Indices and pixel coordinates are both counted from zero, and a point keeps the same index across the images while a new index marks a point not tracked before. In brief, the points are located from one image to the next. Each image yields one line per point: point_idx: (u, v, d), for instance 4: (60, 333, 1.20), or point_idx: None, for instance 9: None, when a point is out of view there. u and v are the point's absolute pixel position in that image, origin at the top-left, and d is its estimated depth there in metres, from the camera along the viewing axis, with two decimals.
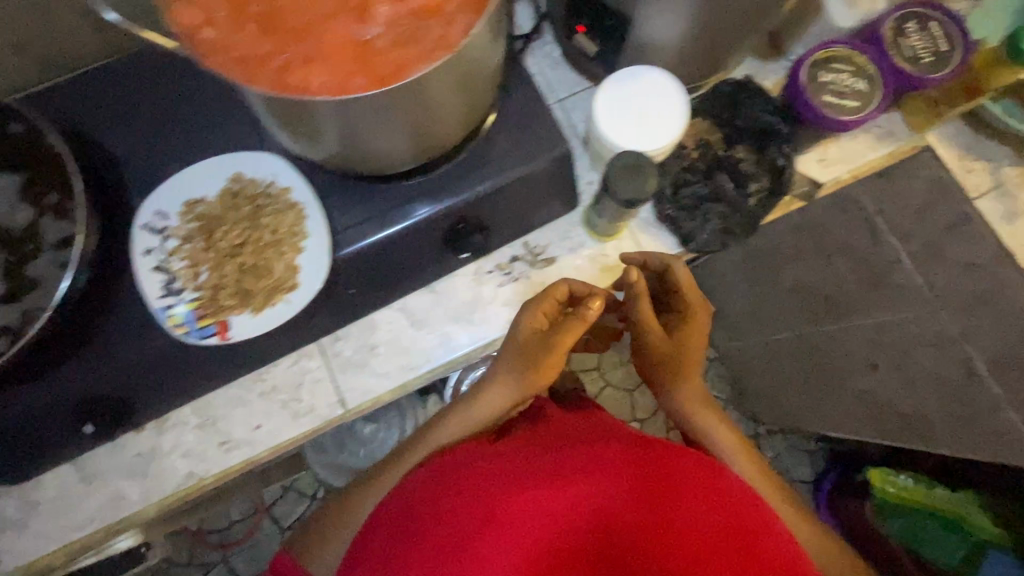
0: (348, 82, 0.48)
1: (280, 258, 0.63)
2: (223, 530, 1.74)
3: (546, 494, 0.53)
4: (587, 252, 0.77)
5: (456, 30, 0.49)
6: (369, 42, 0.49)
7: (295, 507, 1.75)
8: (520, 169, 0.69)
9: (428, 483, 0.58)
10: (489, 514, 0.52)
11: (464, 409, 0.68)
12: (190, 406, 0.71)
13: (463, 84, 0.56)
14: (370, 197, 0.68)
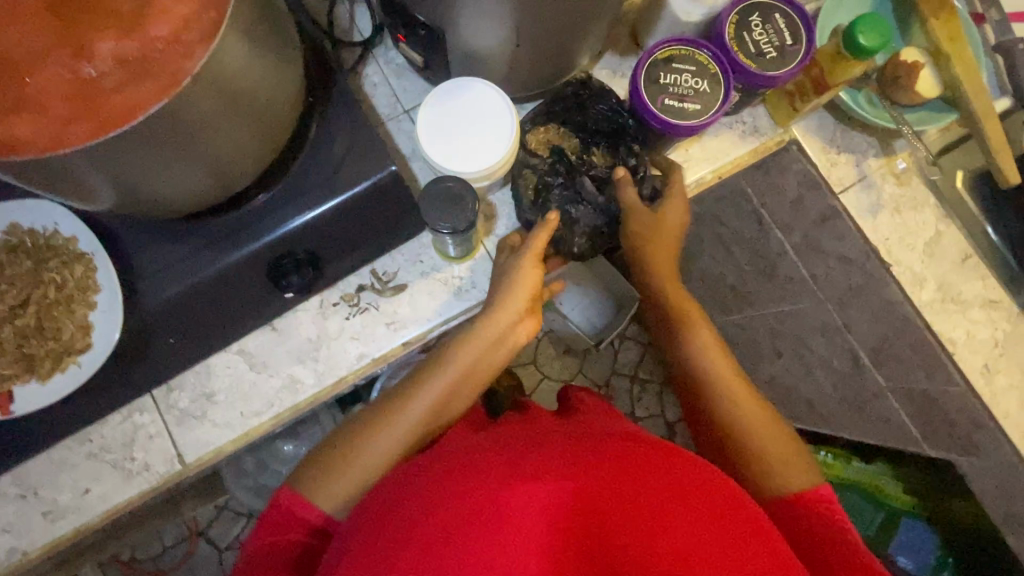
0: (65, 133, 0.42)
1: (66, 313, 0.59)
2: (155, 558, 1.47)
3: (539, 484, 0.46)
4: (440, 277, 0.72)
5: (192, 63, 0.43)
6: (90, 81, 0.42)
7: (231, 527, 1.48)
8: (343, 195, 0.62)
9: (395, 492, 0.51)
10: (475, 510, 0.45)
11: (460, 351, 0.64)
12: (8, 476, 0.65)
13: (240, 113, 0.50)
14: (176, 236, 0.60)
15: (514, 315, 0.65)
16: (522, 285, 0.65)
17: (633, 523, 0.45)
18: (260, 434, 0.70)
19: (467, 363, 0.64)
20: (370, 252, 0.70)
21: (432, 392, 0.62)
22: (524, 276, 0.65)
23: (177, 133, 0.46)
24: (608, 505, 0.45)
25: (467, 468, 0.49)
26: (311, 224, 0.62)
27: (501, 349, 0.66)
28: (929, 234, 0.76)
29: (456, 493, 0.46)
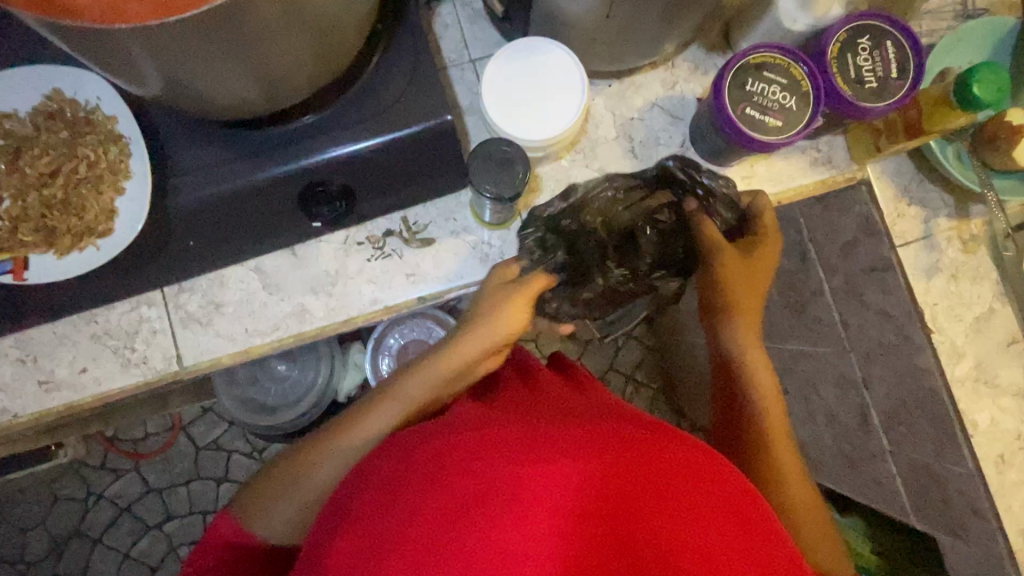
0: (126, 6, 0.37)
1: (94, 194, 0.57)
2: (138, 440, 1.54)
3: (564, 472, 0.44)
4: (470, 239, 0.69)
5: None
6: None
7: (211, 430, 1.55)
8: (394, 133, 0.60)
9: (409, 449, 0.49)
10: (498, 493, 0.43)
11: (418, 378, 0.60)
12: (13, 338, 0.66)
13: (307, 20, 0.47)
14: (215, 141, 0.59)
15: (482, 345, 0.62)
16: (498, 322, 0.62)
17: (656, 520, 0.44)
18: (259, 354, 0.69)
19: (425, 395, 0.60)
20: (405, 199, 0.68)
21: (381, 418, 0.59)
22: (504, 317, 0.62)
23: (243, 29, 0.43)
24: (632, 500, 0.45)
25: (488, 442, 0.46)
26: (352, 158, 0.61)
27: (462, 380, 0.62)
28: (981, 309, 0.72)
29: (479, 471, 0.44)
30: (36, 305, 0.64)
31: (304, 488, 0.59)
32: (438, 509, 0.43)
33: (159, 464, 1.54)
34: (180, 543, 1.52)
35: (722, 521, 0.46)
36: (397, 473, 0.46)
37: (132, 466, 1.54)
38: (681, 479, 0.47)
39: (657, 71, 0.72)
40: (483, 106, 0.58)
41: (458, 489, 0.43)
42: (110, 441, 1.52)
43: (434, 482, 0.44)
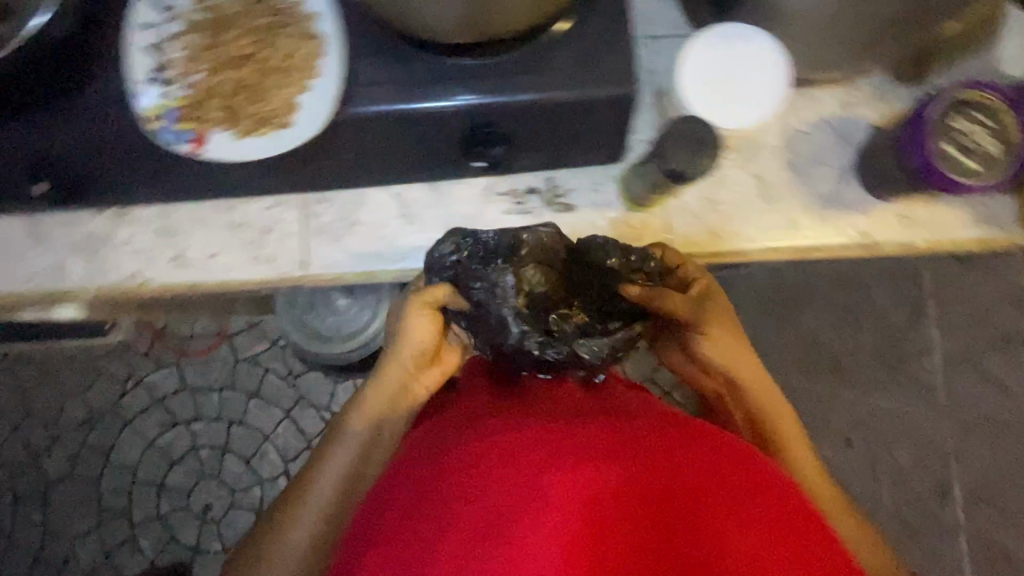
0: None
1: (281, 88, 0.55)
2: (182, 338, 1.57)
3: (583, 477, 0.43)
4: (611, 215, 0.68)
5: None
6: None
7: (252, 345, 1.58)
8: (581, 91, 0.57)
9: (421, 465, 0.49)
10: (514, 505, 0.42)
11: (364, 412, 0.60)
12: (155, 208, 0.67)
13: None
14: (394, 59, 0.56)
15: (406, 373, 0.61)
16: (406, 340, 0.59)
17: (683, 517, 0.44)
18: (379, 279, 0.69)
19: (365, 428, 0.60)
20: (556, 160, 0.67)
21: (335, 470, 0.59)
22: (406, 330, 0.59)
23: None
24: (656, 500, 0.44)
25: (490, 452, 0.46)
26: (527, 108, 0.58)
27: (404, 403, 0.61)
28: None
29: (491, 485, 0.44)
30: (181, 184, 0.64)
31: (280, 558, 0.57)
32: (456, 522, 0.43)
33: (195, 366, 1.57)
34: (202, 444, 1.56)
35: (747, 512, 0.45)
36: (410, 490, 0.47)
37: (173, 361, 1.58)
38: (704, 468, 0.47)
39: (837, 88, 0.68)
40: (681, 83, 0.56)
41: (475, 503, 0.43)
42: (157, 333, 1.56)
43: (445, 497, 0.44)
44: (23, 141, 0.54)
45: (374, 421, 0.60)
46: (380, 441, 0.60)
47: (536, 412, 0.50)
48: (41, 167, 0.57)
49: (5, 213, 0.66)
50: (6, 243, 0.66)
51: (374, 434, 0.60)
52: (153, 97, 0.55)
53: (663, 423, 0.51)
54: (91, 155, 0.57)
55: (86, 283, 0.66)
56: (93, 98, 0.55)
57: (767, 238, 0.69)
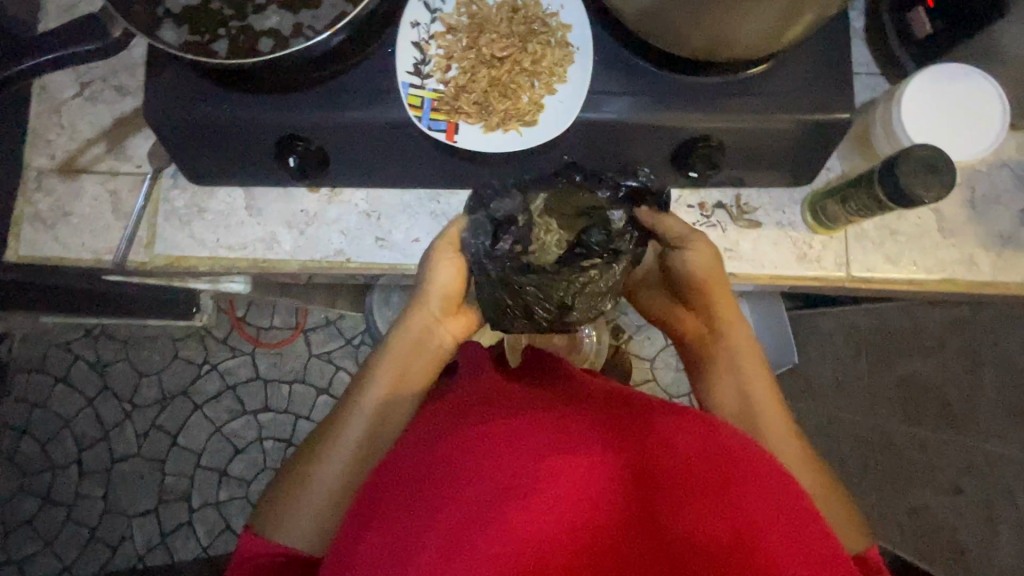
0: None
1: (531, 89, 0.61)
2: (262, 328, 1.61)
3: (583, 465, 0.44)
4: (793, 234, 0.72)
5: None
6: None
7: (328, 341, 1.62)
8: (801, 116, 0.61)
9: (428, 442, 0.49)
10: (510, 487, 0.42)
11: (390, 359, 0.64)
12: (364, 192, 0.71)
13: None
14: (628, 72, 0.61)
15: (429, 320, 0.66)
16: (436, 286, 0.65)
17: (686, 496, 0.43)
18: None
19: (391, 375, 0.62)
20: (742, 181, 0.71)
21: (360, 415, 0.59)
22: (440, 278, 0.65)
23: None
24: (653, 479, 0.44)
25: (511, 435, 0.46)
26: (747, 128, 0.62)
27: (424, 355, 0.65)
28: None
29: (491, 468, 0.43)
30: (397, 172, 0.68)
31: (309, 494, 0.56)
32: (454, 507, 0.41)
33: (271, 356, 1.62)
34: (268, 435, 1.59)
35: (719, 482, 0.43)
36: (413, 471, 0.46)
37: (249, 349, 1.62)
38: (712, 452, 0.46)
39: (1016, 134, 0.71)
40: (899, 113, 0.61)
41: (473, 486, 0.42)
42: (239, 320, 1.60)
43: (449, 478, 0.43)
44: (294, 115, 0.59)
45: (400, 372, 0.63)
46: (402, 383, 0.63)
47: (533, 410, 0.51)
48: (297, 136, 0.62)
49: (228, 185, 0.71)
50: (225, 212, 0.72)
51: (397, 380, 0.63)
52: (415, 86, 0.60)
53: (650, 410, 0.51)
54: (342, 135, 0.62)
55: (294, 256, 0.71)
56: (358, 83, 0.60)
57: (943, 273, 0.71)
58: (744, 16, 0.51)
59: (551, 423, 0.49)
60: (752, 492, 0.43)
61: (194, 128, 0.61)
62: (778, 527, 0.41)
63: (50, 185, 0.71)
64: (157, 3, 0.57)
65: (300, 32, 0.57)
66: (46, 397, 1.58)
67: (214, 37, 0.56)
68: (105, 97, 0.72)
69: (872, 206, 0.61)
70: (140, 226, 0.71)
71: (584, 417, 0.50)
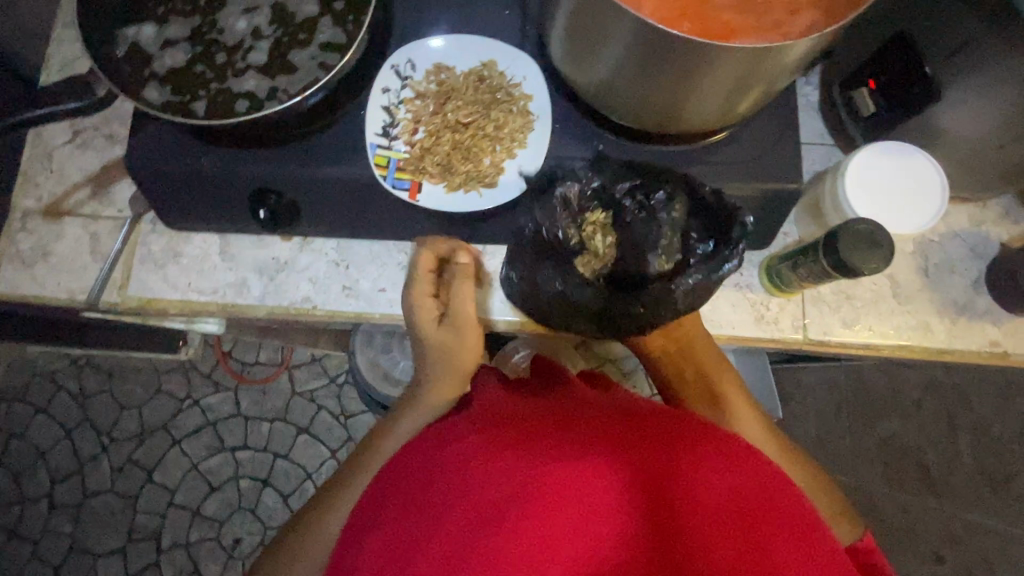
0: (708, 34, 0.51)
1: (492, 153, 0.64)
2: (247, 363, 1.62)
3: (607, 484, 0.42)
4: (751, 296, 0.73)
5: (795, 22, 0.52)
6: (730, 23, 0.52)
7: (311, 379, 1.62)
8: (751, 186, 0.64)
9: (442, 442, 0.48)
10: (534, 500, 0.41)
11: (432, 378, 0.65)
12: (335, 242, 0.74)
13: (791, 68, 0.53)
14: (584, 138, 0.64)
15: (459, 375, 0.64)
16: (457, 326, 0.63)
17: (712, 533, 0.41)
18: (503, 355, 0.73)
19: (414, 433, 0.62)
20: None
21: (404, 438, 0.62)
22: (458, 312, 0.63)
23: (755, 66, 0.49)
24: (677, 506, 0.42)
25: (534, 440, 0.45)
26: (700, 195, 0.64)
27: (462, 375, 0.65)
28: None
29: (512, 477, 0.42)
30: (365, 224, 0.70)
31: (314, 543, 0.57)
32: (471, 508, 0.41)
33: (254, 393, 1.61)
34: (244, 474, 1.56)
35: (754, 531, 0.42)
36: (431, 468, 0.46)
37: (231, 385, 1.61)
38: (744, 495, 0.44)
39: (967, 206, 0.74)
40: (844, 185, 0.63)
41: (494, 493, 0.42)
42: (224, 354, 1.60)
43: (468, 482, 0.43)
44: (265, 170, 0.63)
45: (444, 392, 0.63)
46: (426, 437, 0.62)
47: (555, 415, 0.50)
48: (267, 189, 0.65)
49: (203, 231, 0.74)
50: (199, 257, 0.74)
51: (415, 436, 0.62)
52: (381, 147, 0.63)
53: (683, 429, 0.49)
54: (310, 189, 0.64)
55: (264, 301, 0.72)
56: (328, 141, 0.63)
57: (900, 339, 0.72)
58: (685, 98, 0.55)
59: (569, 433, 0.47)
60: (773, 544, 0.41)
61: (171, 177, 0.64)
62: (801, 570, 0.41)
63: (33, 227, 0.74)
64: (144, 65, 0.61)
65: (274, 95, 0.60)
66: (23, 428, 1.57)
67: (194, 97, 0.60)
68: (95, 145, 0.76)
69: (818, 273, 0.63)
70: (116, 267, 0.74)
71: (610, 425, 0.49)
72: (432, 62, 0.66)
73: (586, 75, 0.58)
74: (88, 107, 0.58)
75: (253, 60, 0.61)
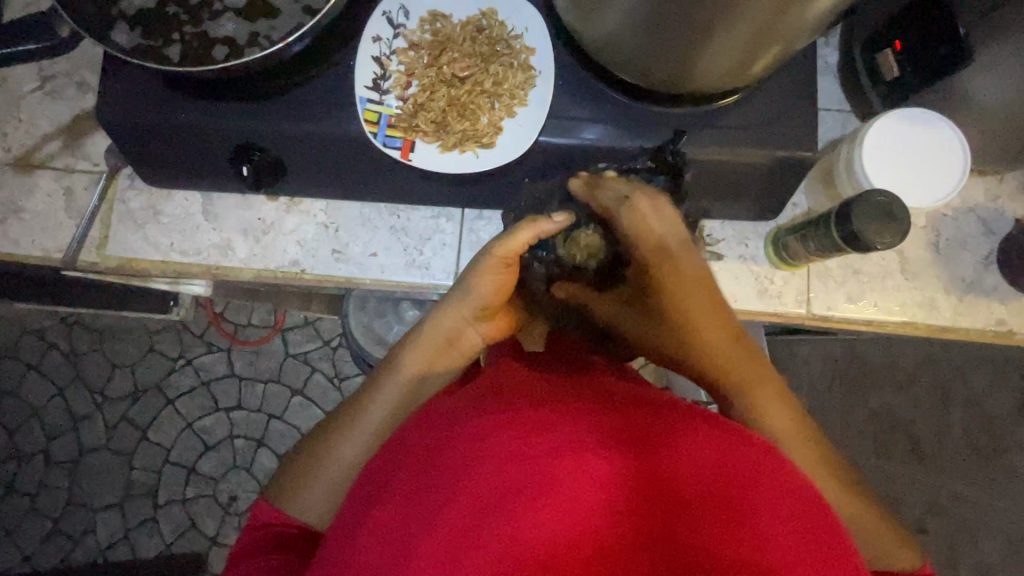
0: None
1: (490, 110, 0.60)
2: (237, 325, 1.60)
3: (607, 469, 0.40)
4: (756, 268, 0.71)
5: None
6: None
7: (303, 342, 1.60)
8: (765, 151, 0.60)
9: (435, 423, 0.45)
10: (522, 488, 0.38)
11: (412, 351, 0.58)
12: (324, 203, 0.70)
13: (817, 22, 0.48)
14: (589, 98, 0.60)
15: (464, 317, 0.59)
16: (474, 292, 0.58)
17: (707, 514, 0.38)
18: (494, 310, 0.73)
19: (423, 363, 0.58)
20: (704, 210, 0.69)
21: (393, 395, 0.57)
22: (478, 287, 0.58)
23: (776, 19, 0.45)
24: (662, 487, 0.39)
25: (530, 420, 0.42)
26: (709, 161, 0.61)
27: (456, 352, 0.60)
28: None
29: (496, 463, 0.39)
30: (355, 184, 0.67)
31: (327, 472, 0.54)
32: (464, 494, 0.38)
33: (245, 354, 1.60)
34: (237, 434, 1.57)
35: (764, 511, 0.38)
36: (423, 452, 0.42)
37: (222, 347, 1.60)
38: (748, 472, 0.40)
39: (983, 178, 0.71)
40: (859, 154, 0.60)
41: (474, 483, 0.39)
42: (214, 316, 1.58)
43: (448, 472, 0.40)
44: (247, 124, 0.59)
45: (425, 369, 0.58)
46: (435, 373, 0.58)
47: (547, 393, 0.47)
48: (252, 145, 0.61)
49: (184, 189, 0.70)
50: (181, 216, 0.70)
51: (428, 369, 0.58)
52: (371, 102, 0.59)
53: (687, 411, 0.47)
54: (296, 146, 0.61)
55: (250, 263, 0.69)
56: (316, 94, 0.59)
57: (905, 315, 0.70)
58: (697, 53, 0.51)
59: (565, 415, 0.43)
60: (782, 524, 0.38)
61: (148, 131, 0.60)
62: (817, 552, 0.37)
63: (3, 180, 0.70)
64: (110, 3, 0.55)
65: (255, 41, 0.55)
66: (13, 385, 1.56)
67: (167, 41, 0.55)
68: (66, 93, 0.71)
69: (827, 249, 0.60)
70: (94, 225, 0.70)
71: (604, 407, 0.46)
72: (427, 9, 0.61)
73: (594, 25, 0.54)
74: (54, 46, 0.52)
75: (231, 2, 0.56)
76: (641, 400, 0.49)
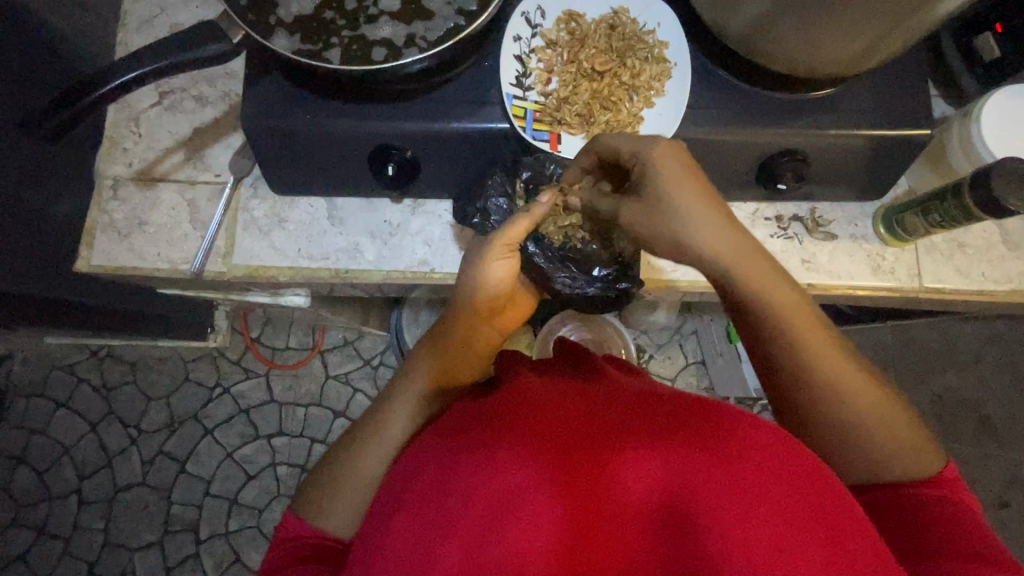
0: None
1: (630, 102, 0.63)
2: (279, 348, 1.57)
3: (577, 500, 0.39)
4: (866, 247, 0.74)
5: None
6: None
7: (346, 363, 1.58)
8: (890, 129, 0.62)
9: (431, 457, 0.45)
10: (489, 527, 0.38)
11: (424, 360, 0.60)
12: (448, 203, 0.72)
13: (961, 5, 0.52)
14: (718, 87, 0.63)
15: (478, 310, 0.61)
16: (484, 284, 0.60)
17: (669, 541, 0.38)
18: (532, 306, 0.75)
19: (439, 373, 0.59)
20: (819, 195, 0.72)
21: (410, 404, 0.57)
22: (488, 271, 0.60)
23: (917, 8, 0.47)
24: (628, 514, 0.40)
25: (509, 446, 0.42)
26: (834, 142, 0.63)
27: (470, 352, 0.61)
28: None
29: (465, 503, 0.40)
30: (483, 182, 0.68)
31: (353, 479, 0.55)
32: (439, 532, 0.39)
33: (287, 378, 1.56)
34: (282, 461, 1.52)
35: (731, 521, 0.37)
36: (413, 490, 0.43)
37: (263, 371, 1.57)
38: (720, 485, 0.39)
39: None
40: (978, 128, 0.64)
41: (446, 523, 0.39)
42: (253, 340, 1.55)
43: (428, 516, 0.41)
44: (393, 124, 0.60)
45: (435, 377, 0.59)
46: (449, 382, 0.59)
47: (539, 400, 0.46)
48: (391, 145, 0.62)
49: (310, 195, 0.71)
50: (307, 222, 0.71)
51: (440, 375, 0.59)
52: (518, 97, 0.61)
53: (680, 413, 0.44)
54: (438, 143, 0.62)
55: (379, 266, 0.70)
56: (458, 92, 0.61)
57: (1012, 283, 0.73)
58: (831, 42, 0.53)
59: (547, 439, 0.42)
60: (751, 538, 0.37)
61: (291, 138, 0.61)
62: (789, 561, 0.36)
63: (125, 195, 0.70)
64: (269, 11, 0.57)
65: (411, 42, 0.57)
66: (47, 423, 1.51)
67: (327, 44, 0.57)
68: (185, 107, 0.72)
69: (956, 219, 0.64)
70: (219, 235, 0.70)
71: (587, 416, 0.44)
72: (564, 10, 0.64)
73: (735, 16, 0.57)
74: (204, 58, 0.54)
75: (386, 6, 0.58)
76: (639, 402, 0.46)
